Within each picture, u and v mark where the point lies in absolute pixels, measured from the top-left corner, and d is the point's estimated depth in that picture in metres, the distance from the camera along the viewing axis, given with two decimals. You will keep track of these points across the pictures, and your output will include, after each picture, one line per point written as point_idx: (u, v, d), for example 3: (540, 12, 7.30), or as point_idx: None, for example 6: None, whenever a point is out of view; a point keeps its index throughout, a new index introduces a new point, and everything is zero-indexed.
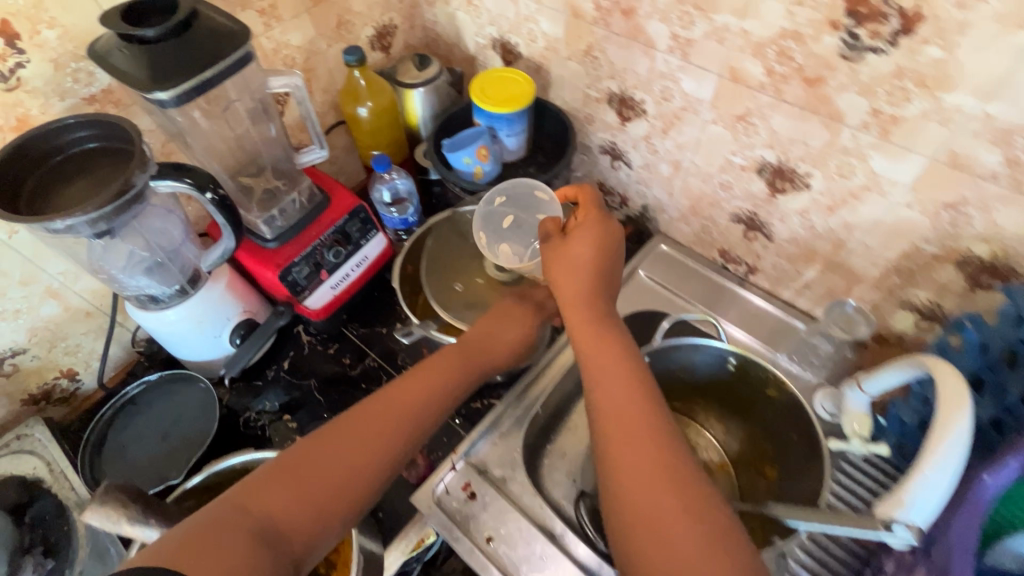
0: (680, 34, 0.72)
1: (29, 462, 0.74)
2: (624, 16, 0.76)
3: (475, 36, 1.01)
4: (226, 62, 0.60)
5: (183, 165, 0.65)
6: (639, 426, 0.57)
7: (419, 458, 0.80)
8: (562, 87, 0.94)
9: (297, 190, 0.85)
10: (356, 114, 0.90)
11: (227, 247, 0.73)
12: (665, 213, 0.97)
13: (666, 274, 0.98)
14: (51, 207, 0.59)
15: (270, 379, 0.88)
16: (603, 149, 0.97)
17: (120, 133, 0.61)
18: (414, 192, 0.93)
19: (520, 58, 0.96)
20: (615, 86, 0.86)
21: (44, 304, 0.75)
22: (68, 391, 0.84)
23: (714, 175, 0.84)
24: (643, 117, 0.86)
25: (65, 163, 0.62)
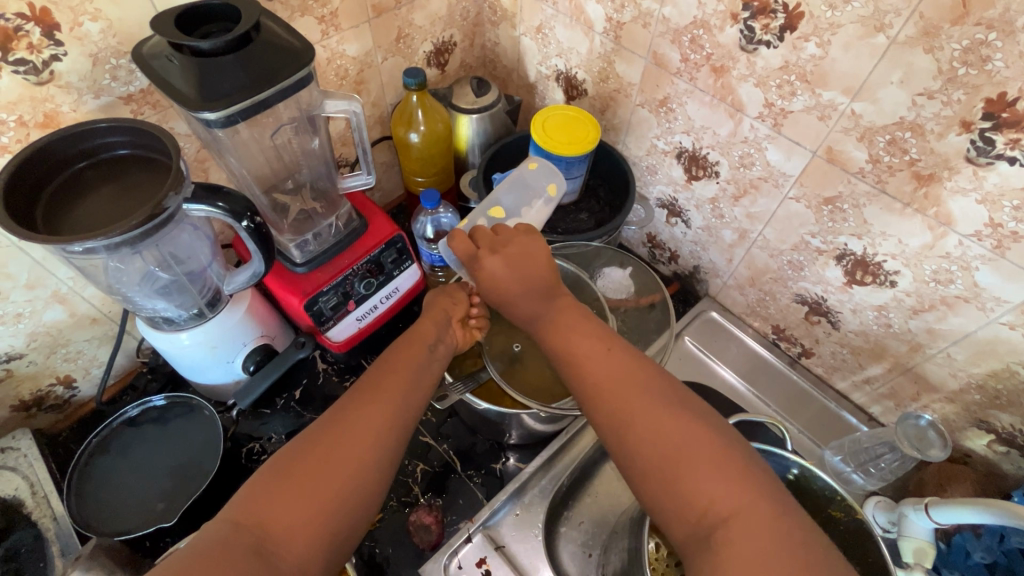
0: (777, 103, 0.66)
1: (11, 482, 0.69)
2: (714, 72, 0.70)
3: (539, 64, 0.94)
4: (287, 84, 0.54)
5: (220, 187, 0.59)
6: (630, 388, 0.53)
7: (433, 522, 0.74)
8: (628, 133, 0.87)
9: (335, 214, 0.78)
10: (406, 138, 0.84)
11: (255, 273, 0.67)
12: (719, 278, 0.91)
13: (712, 343, 0.93)
14: (67, 223, 0.52)
15: (279, 408, 0.82)
16: (660, 203, 0.91)
17: (157, 145, 0.55)
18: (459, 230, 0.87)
19: (585, 95, 0.90)
20: (688, 142, 0.79)
21: (48, 309, 0.69)
22: (62, 399, 0.78)
23: (784, 252, 0.77)
24: (713, 179, 0.80)
25: (88, 170, 0.55)
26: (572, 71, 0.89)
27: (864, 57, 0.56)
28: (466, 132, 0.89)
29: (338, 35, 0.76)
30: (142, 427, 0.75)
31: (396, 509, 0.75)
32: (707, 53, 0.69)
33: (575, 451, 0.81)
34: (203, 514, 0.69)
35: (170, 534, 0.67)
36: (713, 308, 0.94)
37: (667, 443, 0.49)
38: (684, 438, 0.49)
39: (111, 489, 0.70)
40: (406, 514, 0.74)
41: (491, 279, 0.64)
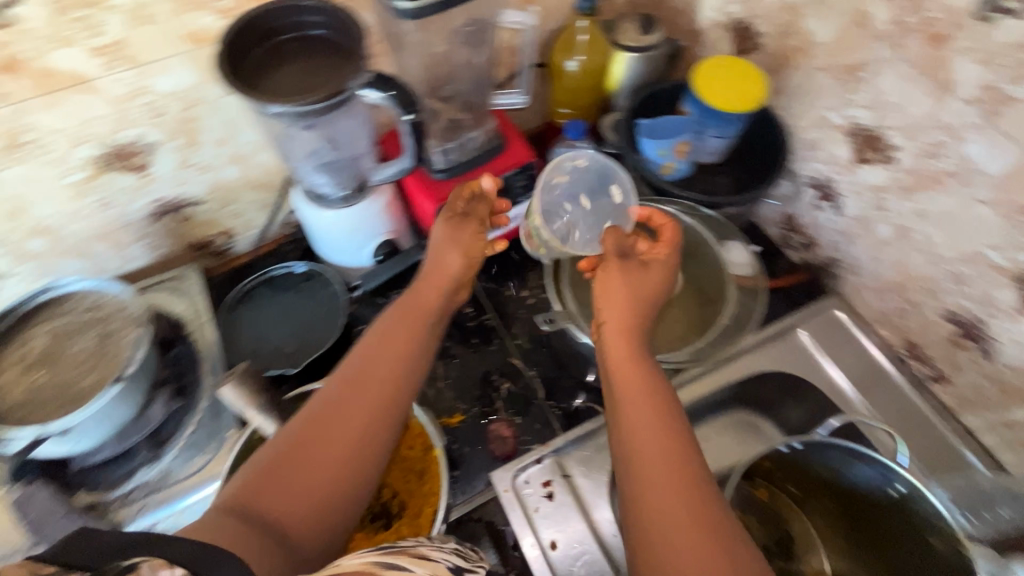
0: (1001, 87, 0.57)
1: (180, 304, 0.81)
2: (928, 41, 0.61)
3: (713, 10, 0.87)
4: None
5: (392, 78, 0.62)
6: (667, 487, 0.48)
7: (509, 435, 0.79)
8: (797, 99, 0.80)
9: (481, 129, 0.81)
10: (563, 65, 0.85)
11: (402, 167, 0.72)
12: (857, 275, 0.84)
13: (829, 341, 0.85)
14: (268, 85, 0.58)
15: (392, 302, 0.87)
16: (812, 183, 0.84)
17: (349, 31, 0.59)
18: (593, 168, 0.84)
19: (758, 49, 0.83)
20: (868, 118, 0.71)
21: (228, 166, 0.78)
22: (222, 248, 0.90)
23: (949, 261, 0.69)
24: (887, 164, 0.72)
25: (292, 42, 0.61)
26: (751, 22, 0.82)
27: None
28: (620, 71, 0.84)
29: None
30: (282, 288, 0.85)
31: (477, 416, 0.80)
32: (927, 17, 0.60)
33: None
34: (320, 370, 0.78)
35: (292, 380, 0.77)
36: (840, 307, 0.87)
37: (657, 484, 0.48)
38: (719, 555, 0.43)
39: (251, 333, 0.81)
40: (486, 423, 0.80)
41: (620, 327, 0.63)
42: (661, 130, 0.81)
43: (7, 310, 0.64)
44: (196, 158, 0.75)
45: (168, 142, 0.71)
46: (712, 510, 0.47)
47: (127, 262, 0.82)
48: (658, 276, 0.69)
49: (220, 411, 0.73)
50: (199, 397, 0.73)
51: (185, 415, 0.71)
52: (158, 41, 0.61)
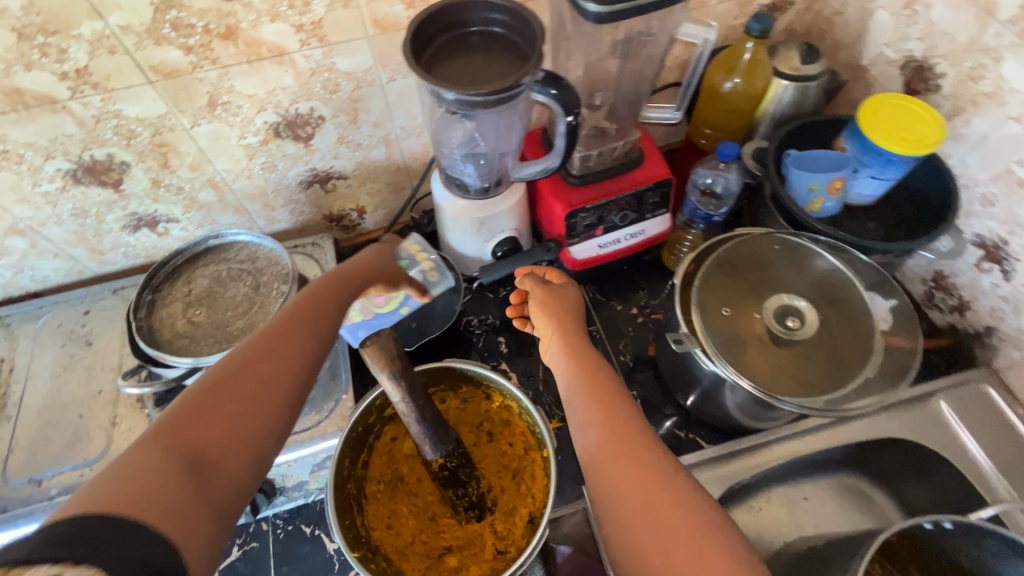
0: None
1: (312, 269, 0.86)
2: None
3: (884, 45, 0.82)
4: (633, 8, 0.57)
5: (560, 79, 0.63)
6: (644, 471, 0.46)
7: None
8: (974, 149, 0.73)
9: (623, 140, 0.80)
10: (717, 86, 0.82)
11: (546, 168, 0.73)
12: (1019, 350, 0.75)
13: (976, 420, 0.76)
14: (446, 75, 0.61)
15: (500, 297, 0.90)
16: (977, 242, 0.76)
17: (529, 30, 0.60)
18: (732, 196, 0.82)
19: (934, 90, 0.77)
20: None
21: (376, 147, 0.83)
22: (352, 223, 0.95)
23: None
24: None
25: (472, 36, 0.64)
26: (931, 61, 0.76)
27: None
28: (771, 99, 0.81)
29: None
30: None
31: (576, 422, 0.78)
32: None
33: (764, 457, 0.74)
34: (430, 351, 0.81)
35: None
36: (992, 383, 0.78)
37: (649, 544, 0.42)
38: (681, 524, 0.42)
39: None
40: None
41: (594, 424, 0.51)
42: (812, 163, 0.77)
43: (181, 249, 0.71)
44: (353, 136, 0.80)
45: (334, 118, 0.76)
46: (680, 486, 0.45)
47: (273, 224, 0.89)
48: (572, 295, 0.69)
49: (336, 372, 0.75)
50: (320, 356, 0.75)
51: None
52: (351, 24, 0.66)
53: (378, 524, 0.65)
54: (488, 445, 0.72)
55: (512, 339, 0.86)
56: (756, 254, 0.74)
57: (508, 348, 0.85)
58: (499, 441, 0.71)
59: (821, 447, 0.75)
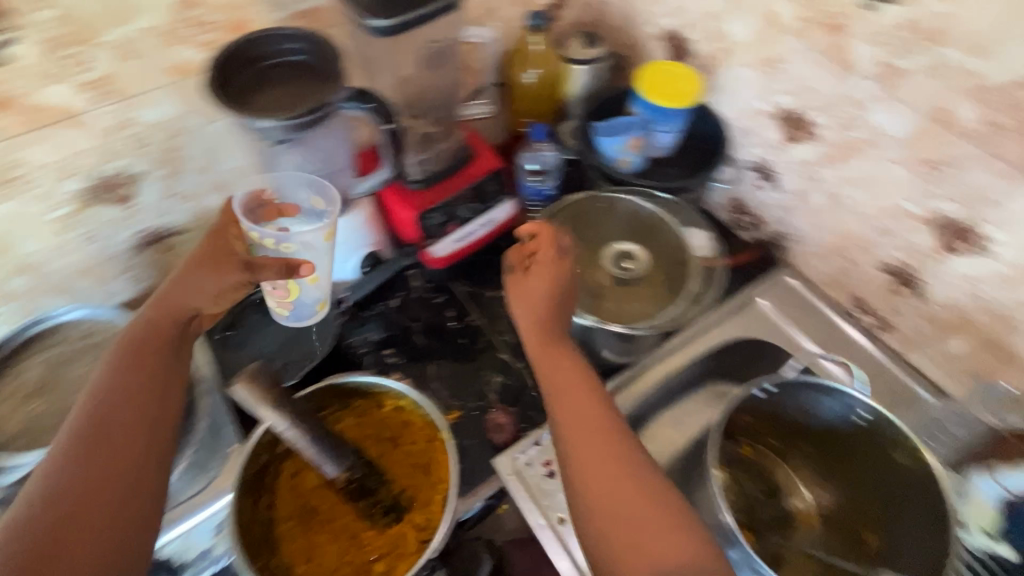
0: (891, 62, 0.68)
1: None
2: (828, 31, 0.72)
3: (645, 25, 0.98)
4: (416, 16, 0.62)
5: (367, 94, 0.70)
6: (594, 430, 0.62)
7: (506, 424, 0.81)
8: (729, 93, 0.90)
9: (450, 140, 0.86)
10: (520, 78, 0.93)
11: (382, 175, 0.82)
12: (802, 245, 0.92)
13: (789, 309, 0.92)
14: (255, 106, 0.63)
15: (375, 313, 0.91)
16: (751, 166, 0.93)
17: (326, 54, 0.65)
18: (558, 168, 0.92)
19: (690, 52, 0.93)
20: (791, 102, 0.81)
21: (208, 194, 0.81)
22: None
23: (874, 217, 0.79)
24: (813, 140, 0.81)
25: (273, 67, 0.66)
26: (680, 31, 0.92)
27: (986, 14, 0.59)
28: (571, 82, 0.93)
29: None
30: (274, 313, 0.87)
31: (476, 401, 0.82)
32: (826, 11, 0.71)
33: (640, 386, 0.84)
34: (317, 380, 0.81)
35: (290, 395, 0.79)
36: (792, 276, 0.95)
37: (614, 502, 0.57)
38: (619, 460, 0.60)
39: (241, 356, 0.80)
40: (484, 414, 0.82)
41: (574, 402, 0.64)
42: (615, 128, 0.89)
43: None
44: (179, 187, 0.77)
45: (152, 172, 0.73)
46: (621, 436, 0.62)
47: (111, 299, 0.82)
48: (541, 282, 0.71)
49: (219, 429, 0.71)
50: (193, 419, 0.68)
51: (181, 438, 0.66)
52: (144, 73, 0.65)
53: (299, 559, 0.66)
54: (394, 452, 0.72)
55: (397, 347, 0.88)
56: (584, 213, 0.86)
57: (395, 359, 0.87)
58: (403, 443, 0.72)
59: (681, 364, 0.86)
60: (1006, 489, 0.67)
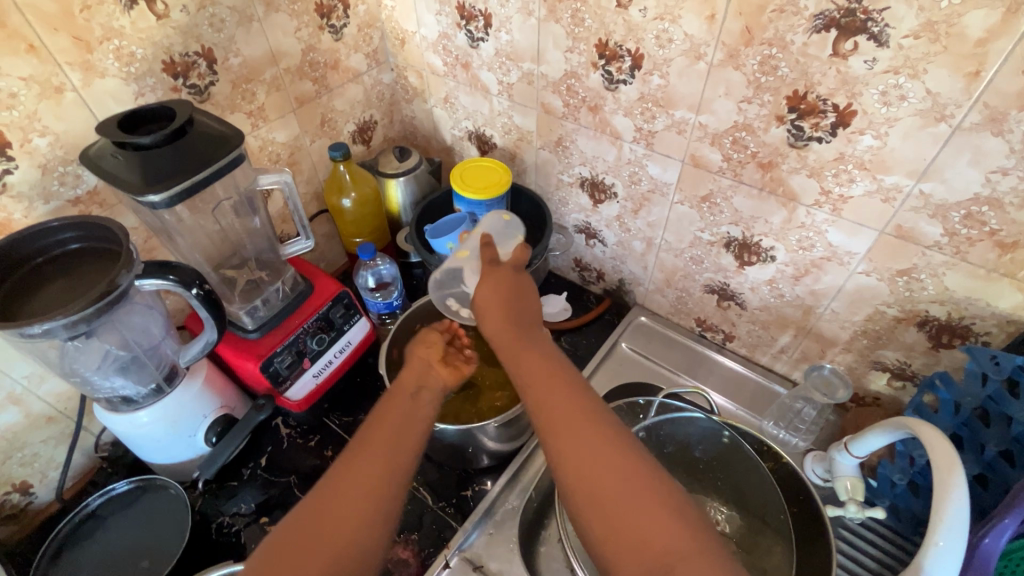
0: (834, 190, 0.58)
1: None
2: (760, 168, 0.61)
3: (559, 173, 0.83)
4: (221, 167, 0.54)
5: (168, 261, 0.56)
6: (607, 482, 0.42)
7: (409, 555, 0.65)
8: (666, 228, 0.76)
9: (281, 279, 0.73)
10: (338, 205, 0.85)
11: (209, 340, 0.61)
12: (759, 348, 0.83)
13: (735, 395, 0.80)
14: (32, 314, 0.48)
15: (246, 479, 0.72)
16: (708, 289, 0.78)
17: (108, 235, 0.52)
18: (401, 278, 0.85)
19: (614, 200, 0.79)
20: (737, 232, 0.69)
21: (2, 411, 0.60)
22: (18, 507, 0.66)
23: (842, 345, 0.69)
24: (769, 263, 0.69)
25: (46, 266, 0.52)
26: None
27: (925, 144, 0.50)
28: (396, 195, 0.88)
29: (266, 125, 0.76)
30: (105, 518, 0.65)
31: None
32: (753, 150, 0.61)
33: (535, 468, 0.72)
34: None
35: None
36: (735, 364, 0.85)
37: (557, 417, 0.46)
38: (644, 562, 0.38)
39: None
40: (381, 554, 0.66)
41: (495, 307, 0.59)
42: (443, 227, 0.81)
43: None
44: None
45: None
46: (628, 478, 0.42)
47: None
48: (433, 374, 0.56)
49: None
50: None
51: None
52: None
53: None
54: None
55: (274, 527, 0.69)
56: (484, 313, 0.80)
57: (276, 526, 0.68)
58: None
59: None
60: (860, 457, 0.60)
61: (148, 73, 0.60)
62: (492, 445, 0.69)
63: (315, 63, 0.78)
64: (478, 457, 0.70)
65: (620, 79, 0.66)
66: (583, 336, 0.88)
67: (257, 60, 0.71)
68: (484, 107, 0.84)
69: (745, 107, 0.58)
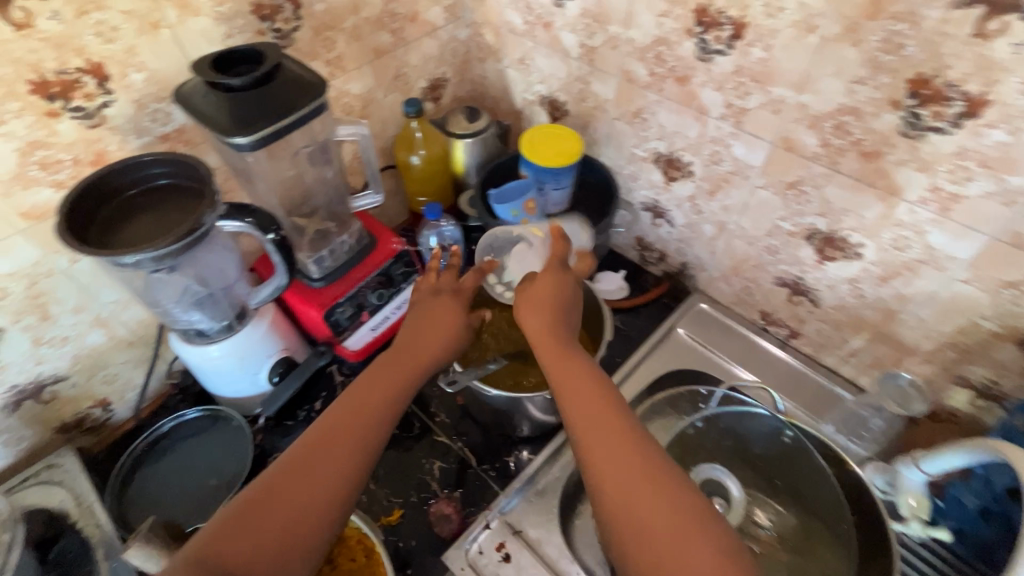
0: (945, 188, 0.53)
1: (54, 495, 0.63)
2: (863, 157, 0.57)
3: (633, 146, 0.79)
4: (304, 114, 0.54)
5: (247, 204, 0.57)
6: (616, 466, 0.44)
7: (452, 511, 0.67)
8: (743, 213, 0.72)
9: (347, 232, 0.74)
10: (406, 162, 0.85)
11: (279, 285, 0.63)
12: None
13: (794, 395, 0.77)
14: (124, 244, 0.51)
15: (301, 420, 0.74)
16: (780, 282, 0.74)
17: (194, 173, 0.53)
18: (461, 242, 0.84)
19: (689, 179, 0.75)
20: (822, 224, 0.64)
21: (90, 332, 0.64)
22: (100, 421, 0.71)
23: (923, 355, 0.65)
24: (854, 260, 0.64)
25: (138, 198, 0.54)
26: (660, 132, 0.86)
27: None
28: (462, 156, 0.87)
29: (342, 75, 0.75)
30: (176, 440, 0.70)
31: (416, 505, 0.68)
32: (856, 137, 0.56)
33: None
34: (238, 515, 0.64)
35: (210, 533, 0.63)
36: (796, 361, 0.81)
37: (584, 414, 0.48)
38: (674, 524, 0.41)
39: (150, 500, 0.66)
40: (425, 507, 0.67)
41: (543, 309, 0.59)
42: (508, 194, 0.81)
43: None
44: (51, 333, 0.61)
45: (18, 323, 0.58)
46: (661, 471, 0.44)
47: None
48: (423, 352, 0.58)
49: None
50: None
51: None
52: None
53: None
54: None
55: None
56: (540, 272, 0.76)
57: None
58: (339, 562, 0.59)
59: None
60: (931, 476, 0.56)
61: (237, 15, 0.60)
62: (540, 414, 0.69)
63: (394, 14, 0.76)
64: (523, 425, 0.71)
65: (715, 50, 0.61)
66: (638, 316, 0.86)
67: (340, 8, 0.70)
68: (561, 71, 0.81)
69: (856, 88, 0.53)
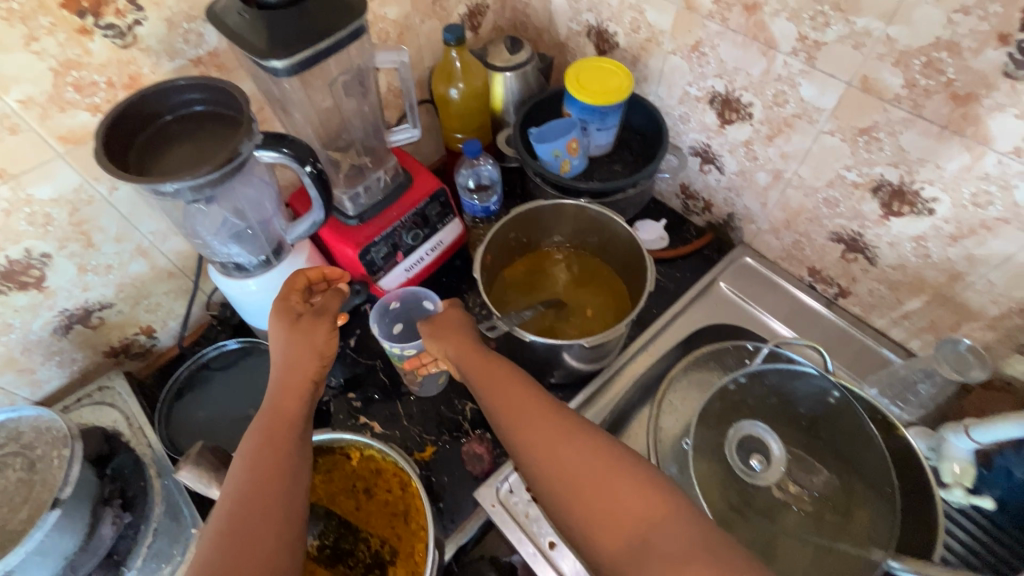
0: None
1: (108, 415, 0.67)
2: (953, 100, 0.51)
3: (687, 84, 0.73)
4: (342, 38, 0.50)
5: (284, 134, 0.55)
6: (561, 445, 0.45)
7: (483, 450, 0.68)
8: (804, 161, 0.67)
9: (383, 169, 0.72)
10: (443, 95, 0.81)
11: (316, 220, 0.62)
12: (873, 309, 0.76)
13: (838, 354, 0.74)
14: (161, 172, 0.50)
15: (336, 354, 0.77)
16: (835, 238, 0.70)
17: (230, 100, 0.51)
18: (499, 183, 0.80)
19: (747, 122, 0.70)
20: (893, 175, 0.59)
21: (132, 261, 0.65)
22: (145, 348, 0.73)
23: (986, 320, 0.61)
24: (924, 216, 0.59)
25: (175, 124, 0.53)
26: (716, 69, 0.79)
27: None
28: (501, 92, 0.82)
29: None
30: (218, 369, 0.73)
31: (449, 442, 0.69)
32: (949, 77, 0.50)
33: (612, 392, 0.72)
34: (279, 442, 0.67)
35: None
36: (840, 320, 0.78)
37: (511, 411, 0.48)
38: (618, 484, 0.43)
39: (196, 424, 0.69)
40: (457, 446, 0.69)
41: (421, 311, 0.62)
42: (552, 131, 0.75)
43: None
44: (96, 261, 0.61)
45: (63, 249, 0.58)
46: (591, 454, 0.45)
47: (39, 388, 0.67)
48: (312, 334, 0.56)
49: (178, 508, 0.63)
50: (150, 504, 0.62)
51: (138, 530, 0.60)
52: (31, 148, 0.51)
53: None
54: (368, 505, 0.61)
55: (360, 402, 0.73)
56: (575, 224, 0.75)
57: (362, 403, 0.73)
58: (375, 492, 0.62)
59: (658, 361, 0.74)
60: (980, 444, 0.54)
61: None
62: (576, 364, 0.68)
63: None
64: (556, 373, 0.71)
65: None
66: (678, 267, 0.83)
67: None
68: None
69: (958, 19, 0.47)
